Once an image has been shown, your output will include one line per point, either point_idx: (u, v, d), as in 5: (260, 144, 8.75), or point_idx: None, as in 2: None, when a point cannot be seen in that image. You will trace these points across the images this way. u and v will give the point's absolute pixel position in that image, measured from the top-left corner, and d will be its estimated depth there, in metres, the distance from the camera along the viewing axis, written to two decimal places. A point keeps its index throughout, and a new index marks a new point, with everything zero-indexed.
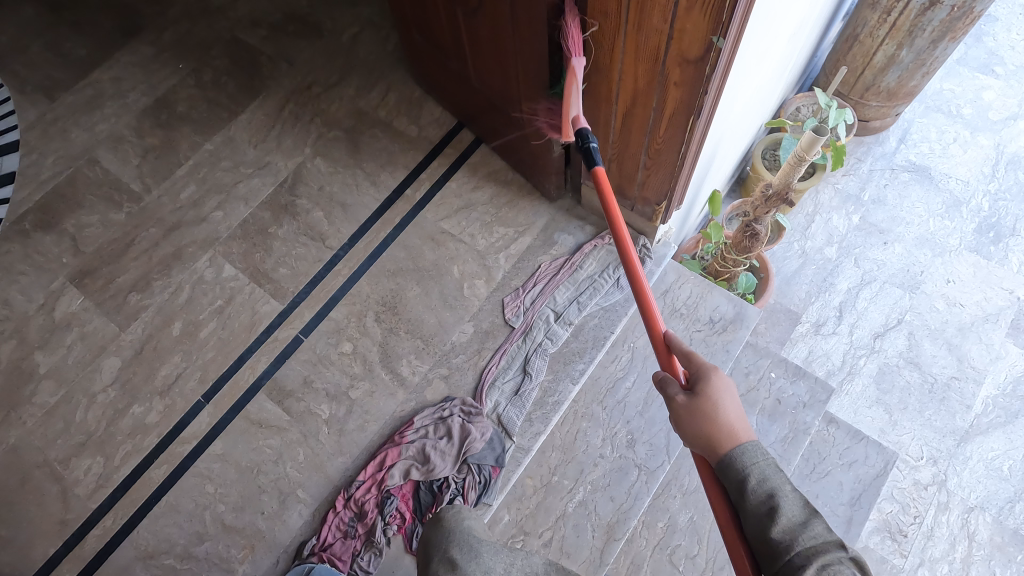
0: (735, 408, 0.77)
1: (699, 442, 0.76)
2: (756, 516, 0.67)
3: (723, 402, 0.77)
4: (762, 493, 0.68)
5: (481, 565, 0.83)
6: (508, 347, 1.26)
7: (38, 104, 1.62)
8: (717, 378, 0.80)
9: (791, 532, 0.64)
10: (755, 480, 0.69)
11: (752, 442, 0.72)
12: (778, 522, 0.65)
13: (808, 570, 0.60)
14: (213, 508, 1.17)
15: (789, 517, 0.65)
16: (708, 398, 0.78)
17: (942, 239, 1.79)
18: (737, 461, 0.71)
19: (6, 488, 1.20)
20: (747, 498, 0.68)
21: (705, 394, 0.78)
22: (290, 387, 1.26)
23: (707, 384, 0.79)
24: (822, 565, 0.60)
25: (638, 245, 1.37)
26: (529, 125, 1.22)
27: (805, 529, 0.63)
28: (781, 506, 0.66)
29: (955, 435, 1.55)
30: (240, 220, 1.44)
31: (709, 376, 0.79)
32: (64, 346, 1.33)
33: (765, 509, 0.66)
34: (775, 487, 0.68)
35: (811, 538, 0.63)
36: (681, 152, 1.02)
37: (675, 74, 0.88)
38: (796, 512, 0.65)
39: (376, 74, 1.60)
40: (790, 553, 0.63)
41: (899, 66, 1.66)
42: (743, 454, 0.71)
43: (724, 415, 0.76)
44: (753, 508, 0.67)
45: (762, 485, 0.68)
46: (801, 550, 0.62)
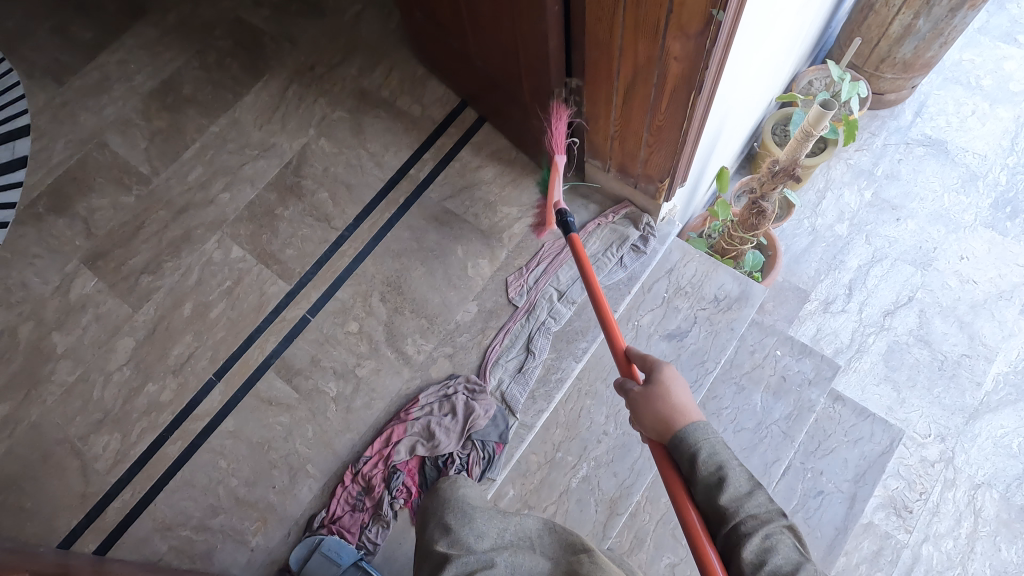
0: (686, 393, 0.80)
1: (654, 424, 0.79)
2: (705, 486, 0.70)
3: (675, 388, 0.81)
4: (712, 464, 0.71)
5: (474, 530, 0.85)
6: (512, 326, 1.28)
7: (47, 88, 1.64)
8: (669, 367, 0.84)
9: (738, 501, 0.68)
10: (706, 453, 0.72)
11: (701, 418, 0.76)
12: (727, 491, 0.68)
13: (752, 541, 0.65)
14: (227, 483, 1.21)
15: (737, 487, 0.69)
16: (661, 386, 0.81)
17: (957, 215, 1.76)
18: (688, 437, 0.74)
19: (29, 464, 1.24)
20: (698, 471, 0.71)
21: (657, 381, 0.82)
22: (298, 365, 1.29)
23: (660, 373, 0.83)
24: (765, 534, 0.65)
25: (642, 224, 1.37)
26: (531, 102, 1.22)
27: (750, 498, 0.68)
28: (729, 476, 0.69)
29: (964, 412, 1.55)
30: (247, 202, 1.46)
31: (661, 366, 0.84)
32: (80, 327, 1.36)
33: (715, 480, 0.70)
34: (724, 459, 0.71)
35: (755, 507, 0.67)
36: (683, 128, 1.00)
37: (675, 48, 0.87)
38: (743, 481, 0.69)
39: (380, 53, 1.59)
40: (736, 521, 0.67)
41: (915, 36, 1.61)
42: (695, 430, 0.74)
43: (675, 398, 0.79)
44: (703, 480, 0.71)
45: (712, 458, 0.71)
46: (746, 519, 0.67)
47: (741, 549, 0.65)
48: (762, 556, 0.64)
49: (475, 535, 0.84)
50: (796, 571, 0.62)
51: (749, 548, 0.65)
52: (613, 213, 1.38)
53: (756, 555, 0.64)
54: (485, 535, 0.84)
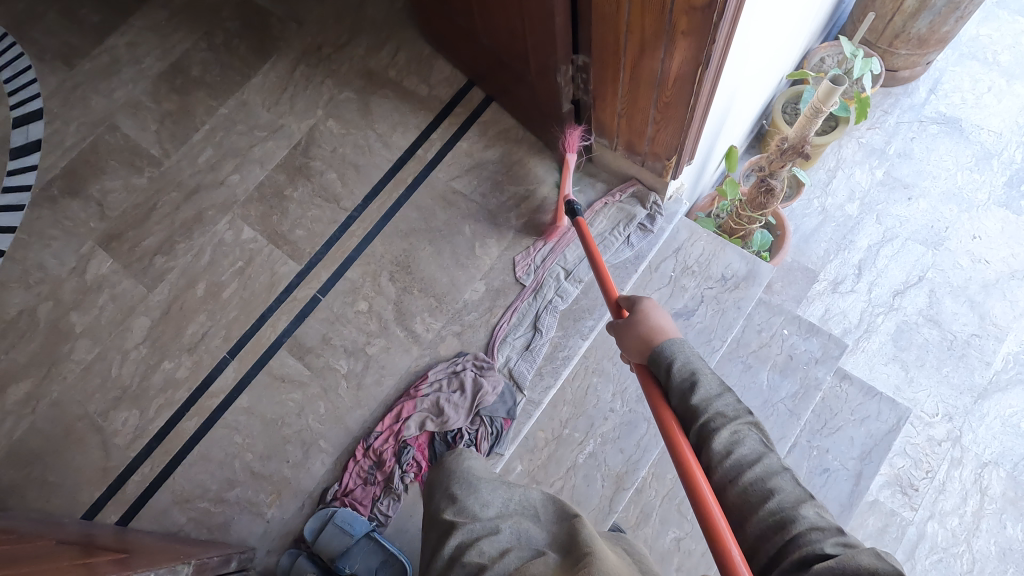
0: (666, 318, 0.82)
1: (638, 349, 0.80)
2: (679, 390, 0.72)
3: (655, 315, 0.83)
4: (685, 370, 0.72)
5: (478, 498, 0.87)
6: (519, 305, 1.29)
7: (59, 71, 1.65)
8: (650, 300, 0.86)
9: (707, 400, 0.69)
10: (681, 361, 0.73)
11: (679, 335, 0.78)
12: (698, 392, 0.70)
13: (720, 433, 0.66)
14: (242, 458, 1.24)
15: (707, 389, 0.70)
16: (643, 312, 0.83)
17: (970, 193, 1.74)
18: (665, 349, 0.75)
19: (51, 439, 1.28)
20: (672, 376, 0.73)
21: (640, 310, 0.84)
22: (309, 343, 1.31)
23: (641, 304, 0.85)
24: (733, 429, 0.66)
25: (650, 202, 1.37)
26: (539, 83, 1.22)
27: (720, 398, 0.69)
28: (701, 379, 0.71)
29: (972, 392, 1.55)
30: (257, 183, 1.47)
31: (641, 299, 0.86)
32: (97, 306, 1.39)
33: (688, 383, 0.71)
34: (697, 367, 0.73)
35: (723, 405, 0.68)
36: (691, 104, 1.00)
37: (682, 23, 0.86)
38: (714, 385, 0.71)
39: (387, 33, 1.59)
40: (705, 417, 0.68)
41: (930, 11, 1.58)
42: (671, 343, 0.76)
43: (655, 322, 0.81)
44: (678, 385, 0.72)
45: (686, 364, 0.73)
46: (714, 415, 0.68)
47: (711, 441, 0.66)
48: (729, 446, 0.65)
49: (480, 504, 0.86)
50: (760, 459, 0.64)
51: (718, 439, 0.66)
52: (620, 191, 1.38)
53: (724, 445, 0.65)
54: (489, 504, 0.86)
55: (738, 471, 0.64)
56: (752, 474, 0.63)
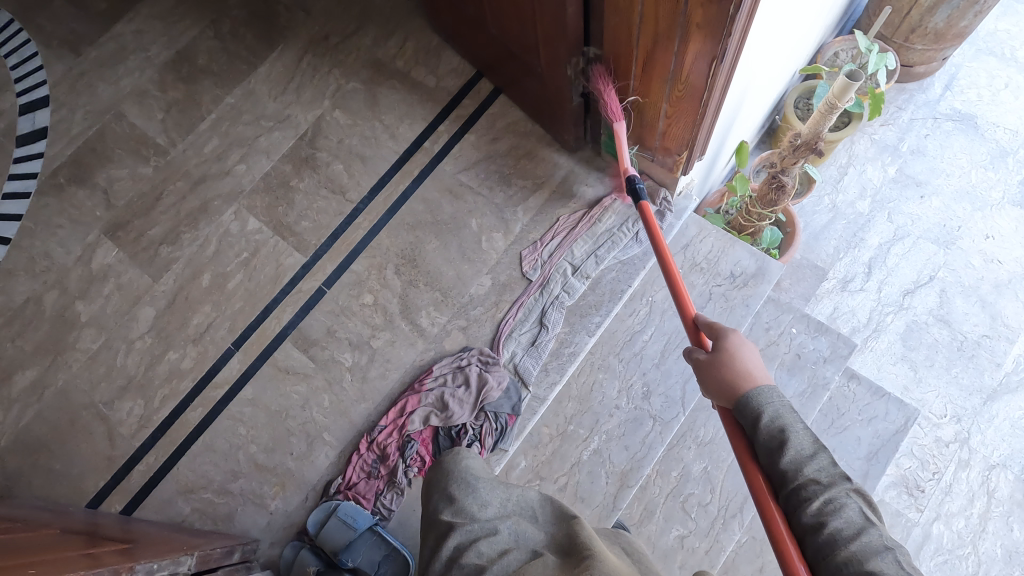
0: (755, 359, 0.80)
1: (721, 389, 0.79)
2: (765, 447, 0.71)
3: (742, 354, 0.80)
4: (773, 428, 0.71)
5: (477, 499, 0.86)
6: (526, 300, 1.27)
7: (64, 58, 1.70)
8: (735, 334, 0.83)
9: (798, 463, 0.68)
10: (768, 416, 0.72)
11: (769, 384, 0.76)
12: (786, 453, 0.69)
13: (813, 504, 0.65)
14: (247, 449, 1.22)
15: (796, 448, 0.69)
16: (730, 351, 0.81)
17: (984, 192, 1.72)
18: (753, 401, 0.74)
19: (58, 426, 1.30)
20: (758, 433, 0.72)
21: (725, 348, 0.82)
22: (314, 335, 1.29)
23: (727, 340, 0.83)
24: (829, 498, 0.65)
25: (659, 198, 1.33)
26: (547, 74, 1.20)
27: (811, 461, 0.68)
28: (790, 439, 0.70)
29: (981, 393, 1.53)
30: (263, 173, 1.47)
31: (726, 333, 0.84)
32: (102, 296, 1.41)
33: (775, 442, 0.70)
34: (785, 422, 0.71)
35: (816, 471, 0.67)
36: (704, 99, 0.96)
37: (697, 16, 0.82)
38: (805, 444, 0.69)
39: (394, 22, 1.57)
40: (798, 483, 0.67)
41: (949, 4, 1.55)
42: (758, 395, 0.74)
43: (745, 364, 0.79)
44: (764, 441, 0.71)
45: (774, 422, 0.71)
46: (806, 482, 0.67)
47: (802, 511, 0.66)
48: (822, 518, 0.64)
49: (479, 504, 0.86)
50: (857, 534, 0.62)
51: (811, 511, 0.65)
52: None
53: (817, 517, 0.65)
54: (488, 504, 0.86)
55: (833, 546, 0.63)
56: (847, 551, 0.62)
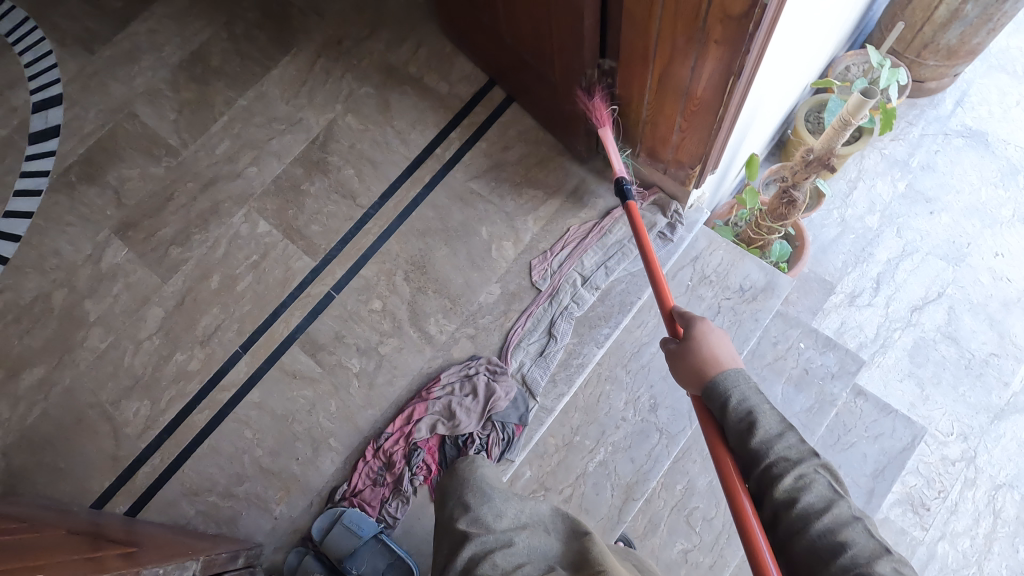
0: (721, 344, 0.80)
1: (688, 377, 0.80)
2: (735, 429, 0.70)
3: (709, 341, 0.80)
4: (741, 410, 0.70)
5: (492, 508, 0.86)
6: (534, 309, 1.26)
7: (79, 57, 1.73)
8: (705, 321, 0.83)
9: (768, 443, 0.67)
10: (736, 399, 0.71)
11: (735, 367, 0.75)
12: (755, 434, 0.67)
13: (784, 480, 0.64)
14: (252, 453, 1.22)
15: (767, 429, 0.68)
16: (697, 338, 0.81)
17: (994, 209, 1.72)
18: (720, 384, 0.73)
19: (63, 424, 1.30)
20: (727, 416, 0.71)
21: (693, 336, 0.82)
22: (322, 340, 1.29)
23: (696, 327, 0.83)
24: (799, 474, 0.64)
25: (670, 211, 1.34)
26: (562, 85, 1.19)
27: (780, 440, 0.67)
28: (759, 421, 0.68)
29: (989, 412, 1.53)
30: (274, 176, 1.47)
31: (696, 320, 0.83)
32: (111, 295, 1.41)
33: (745, 424, 0.69)
34: (754, 405, 0.70)
35: (786, 449, 0.66)
36: (719, 115, 0.96)
37: (715, 31, 0.82)
38: (774, 424, 0.68)
39: (408, 28, 1.58)
40: (768, 462, 0.66)
41: (962, 21, 1.55)
42: (725, 378, 0.74)
43: (710, 351, 0.79)
44: (734, 425, 0.70)
45: (742, 404, 0.70)
46: (777, 460, 0.65)
47: (773, 488, 0.64)
48: (793, 494, 0.63)
49: (493, 514, 0.85)
50: (829, 507, 0.61)
51: (779, 487, 0.64)
52: (641, 200, 1.35)
53: (788, 493, 0.63)
54: (503, 515, 0.85)
55: (806, 522, 0.61)
56: (821, 525, 0.60)
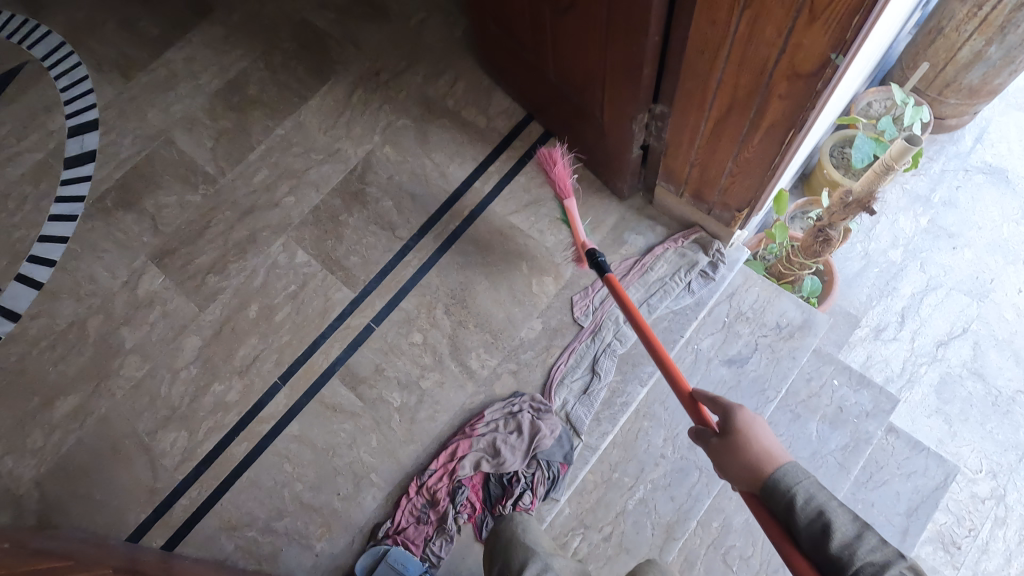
0: (767, 436, 0.80)
1: (740, 474, 0.78)
2: (808, 532, 0.68)
3: (754, 434, 0.80)
4: (811, 510, 0.69)
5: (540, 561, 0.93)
6: (577, 346, 1.27)
7: (115, 83, 1.75)
8: (745, 410, 0.83)
9: (849, 545, 0.64)
10: (803, 498, 0.70)
11: (790, 461, 0.75)
12: (834, 536, 0.66)
13: None
14: (292, 487, 1.21)
15: (843, 530, 0.66)
16: (739, 430, 0.81)
17: (1016, 246, 1.74)
18: (780, 483, 0.73)
19: (99, 455, 1.29)
20: (797, 516, 0.69)
21: (734, 428, 0.81)
22: (362, 373, 1.29)
23: (736, 418, 0.82)
24: None
25: (712, 250, 1.35)
26: (608, 127, 1.20)
27: (860, 540, 0.64)
28: (833, 521, 0.67)
29: (1017, 450, 1.53)
30: (312, 207, 1.48)
31: (734, 410, 0.83)
32: (148, 323, 1.41)
33: (819, 526, 0.67)
34: (821, 502, 0.69)
35: (869, 551, 0.63)
36: (774, 163, 0.99)
37: (780, 87, 0.84)
38: (848, 523, 0.66)
39: (445, 61, 1.60)
40: (855, 570, 0.63)
41: (984, 63, 1.58)
42: (785, 475, 0.73)
43: (756, 444, 0.78)
44: (806, 527, 0.68)
45: (810, 502, 0.69)
46: (864, 565, 0.63)
47: None
48: None
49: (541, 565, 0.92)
50: None
51: None
52: (682, 237, 1.36)
53: None
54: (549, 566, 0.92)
55: None
56: None
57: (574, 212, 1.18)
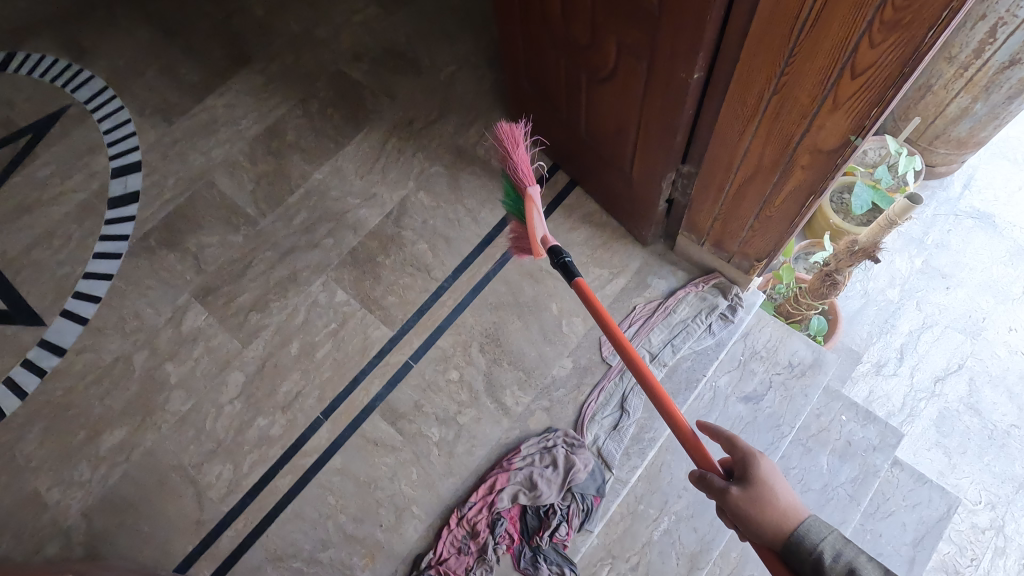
0: (788, 489, 0.80)
1: (764, 531, 0.77)
2: None
3: (777, 487, 0.80)
4: (840, 567, 0.71)
5: None
6: (606, 384, 1.35)
7: (157, 127, 1.84)
8: (765, 463, 0.83)
9: None
10: (832, 555, 0.72)
11: (813, 516, 0.77)
12: None
13: None
14: (336, 519, 1.27)
15: None
16: (760, 480, 0.81)
17: (1006, 286, 1.85)
18: (807, 540, 0.75)
19: (146, 487, 1.34)
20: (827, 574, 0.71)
21: (753, 482, 0.81)
22: (402, 408, 1.36)
23: (757, 472, 0.82)
24: None
25: (731, 294, 1.45)
26: (637, 182, 1.31)
27: None
28: None
29: (1014, 481, 1.62)
30: (351, 248, 1.57)
31: (757, 464, 0.82)
32: (192, 358, 1.48)
33: None
34: (850, 558, 0.72)
35: None
36: (793, 222, 1.10)
37: (802, 159, 0.95)
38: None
39: (474, 113, 1.71)
40: None
41: (971, 118, 1.71)
42: (811, 531, 0.75)
43: (782, 499, 0.78)
44: None
45: (839, 560, 0.72)
46: None
47: None
48: None
49: None
50: None
51: None
52: (702, 282, 1.47)
53: None
54: None
55: None
56: None
57: (536, 202, 1.06)
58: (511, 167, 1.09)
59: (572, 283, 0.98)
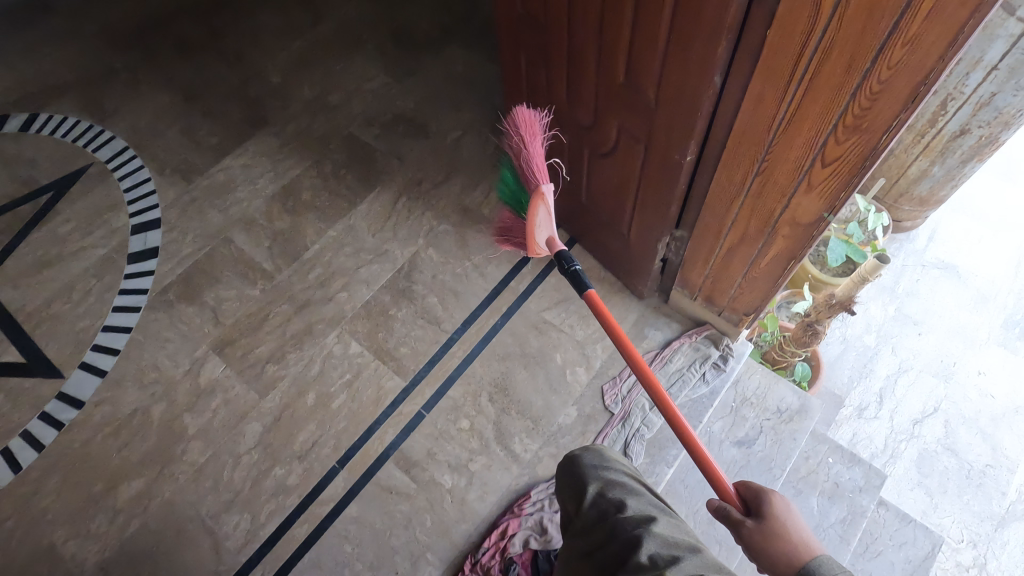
0: (800, 524, 0.84)
1: (773, 563, 0.81)
2: None
3: (790, 521, 0.84)
4: None
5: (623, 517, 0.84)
6: (609, 431, 1.43)
7: (177, 185, 1.94)
8: (778, 498, 0.87)
9: None
10: None
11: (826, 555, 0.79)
12: None
13: None
14: (352, 567, 1.31)
15: None
16: (773, 515, 0.85)
17: (972, 332, 1.99)
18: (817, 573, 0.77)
19: (164, 538, 1.38)
20: None
21: (772, 512, 0.85)
22: (415, 456, 1.42)
23: (771, 506, 0.86)
24: None
25: (722, 344, 1.56)
26: (634, 243, 1.43)
27: None
28: None
29: (992, 520, 1.71)
30: (364, 301, 1.66)
31: (770, 498, 0.87)
32: (210, 410, 1.53)
33: None
34: None
35: None
36: (777, 282, 1.22)
37: (784, 230, 1.08)
38: None
39: (479, 174, 1.85)
40: None
41: (930, 179, 1.87)
42: (822, 566, 0.77)
43: (795, 532, 0.82)
44: None
45: None
46: None
47: None
48: None
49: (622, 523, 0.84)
50: None
51: None
52: (696, 332, 1.57)
53: None
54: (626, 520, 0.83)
55: None
56: None
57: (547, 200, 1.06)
58: (525, 159, 1.10)
59: (583, 295, 0.99)
